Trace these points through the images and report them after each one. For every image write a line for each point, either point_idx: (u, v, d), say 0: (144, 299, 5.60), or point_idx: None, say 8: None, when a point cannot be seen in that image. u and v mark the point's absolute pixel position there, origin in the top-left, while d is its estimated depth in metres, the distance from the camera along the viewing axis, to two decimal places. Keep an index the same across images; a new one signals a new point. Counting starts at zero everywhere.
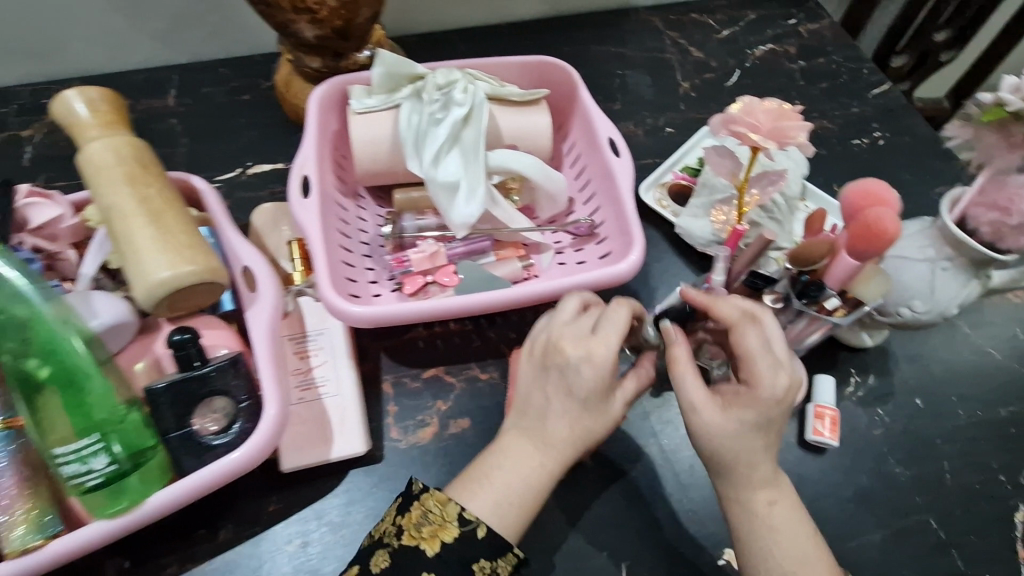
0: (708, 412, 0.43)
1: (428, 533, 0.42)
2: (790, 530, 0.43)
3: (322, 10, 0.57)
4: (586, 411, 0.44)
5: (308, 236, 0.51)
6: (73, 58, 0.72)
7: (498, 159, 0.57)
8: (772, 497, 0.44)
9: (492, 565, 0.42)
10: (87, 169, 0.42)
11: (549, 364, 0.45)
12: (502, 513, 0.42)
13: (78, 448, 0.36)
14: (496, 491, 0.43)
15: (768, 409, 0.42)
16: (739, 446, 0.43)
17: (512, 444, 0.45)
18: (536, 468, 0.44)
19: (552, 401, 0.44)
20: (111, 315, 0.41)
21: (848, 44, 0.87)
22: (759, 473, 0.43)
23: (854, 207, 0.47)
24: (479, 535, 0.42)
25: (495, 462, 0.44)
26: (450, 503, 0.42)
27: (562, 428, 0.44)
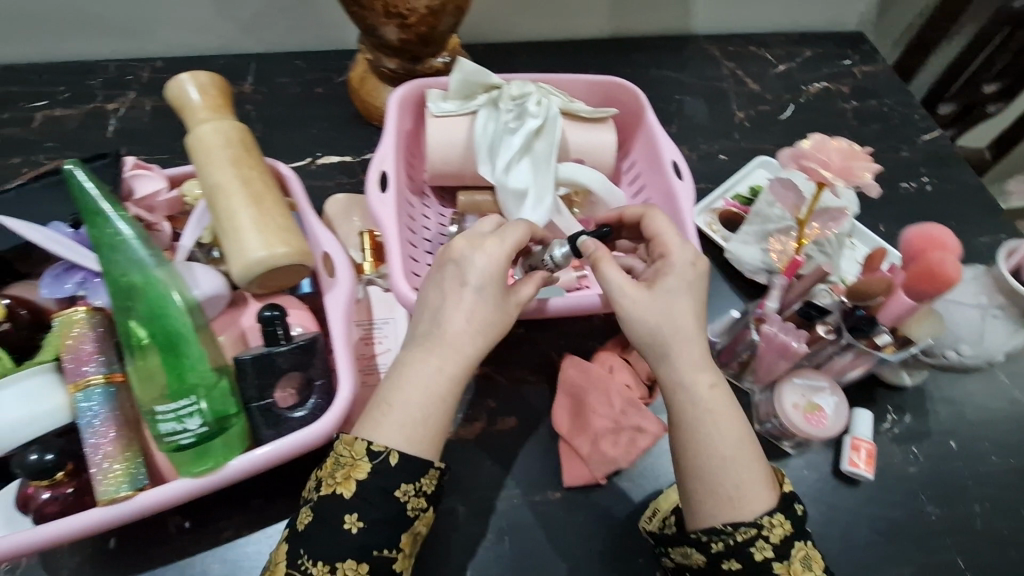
0: (633, 296, 0.44)
1: (341, 476, 0.39)
2: (722, 420, 0.43)
3: (411, 16, 0.60)
4: (482, 302, 0.44)
5: (383, 228, 0.53)
6: (161, 40, 0.76)
7: (566, 172, 0.59)
8: (712, 379, 0.44)
9: (416, 487, 0.40)
10: (195, 149, 0.45)
11: (445, 261, 0.45)
12: (410, 431, 0.40)
13: (176, 408, 0.38)
14: (398, 417, 0.40)
15: (686, 272, 0.46)
16: (672, 315, 0.44)
17: (414, 356, 0.43)
18: (434, 374, 0.42)
19: (448, 298, 0.44)
20: (210, 286, 0.43)
21: (901, 89, 0.89)
22: (693, 353, 0.44)
23: (917, 249, 0.49)
24: (393, 464, 0.39)
25: (394, 381, 0.42)
26: (356, 440, 0.40)
27: (461, 325, 0.43)
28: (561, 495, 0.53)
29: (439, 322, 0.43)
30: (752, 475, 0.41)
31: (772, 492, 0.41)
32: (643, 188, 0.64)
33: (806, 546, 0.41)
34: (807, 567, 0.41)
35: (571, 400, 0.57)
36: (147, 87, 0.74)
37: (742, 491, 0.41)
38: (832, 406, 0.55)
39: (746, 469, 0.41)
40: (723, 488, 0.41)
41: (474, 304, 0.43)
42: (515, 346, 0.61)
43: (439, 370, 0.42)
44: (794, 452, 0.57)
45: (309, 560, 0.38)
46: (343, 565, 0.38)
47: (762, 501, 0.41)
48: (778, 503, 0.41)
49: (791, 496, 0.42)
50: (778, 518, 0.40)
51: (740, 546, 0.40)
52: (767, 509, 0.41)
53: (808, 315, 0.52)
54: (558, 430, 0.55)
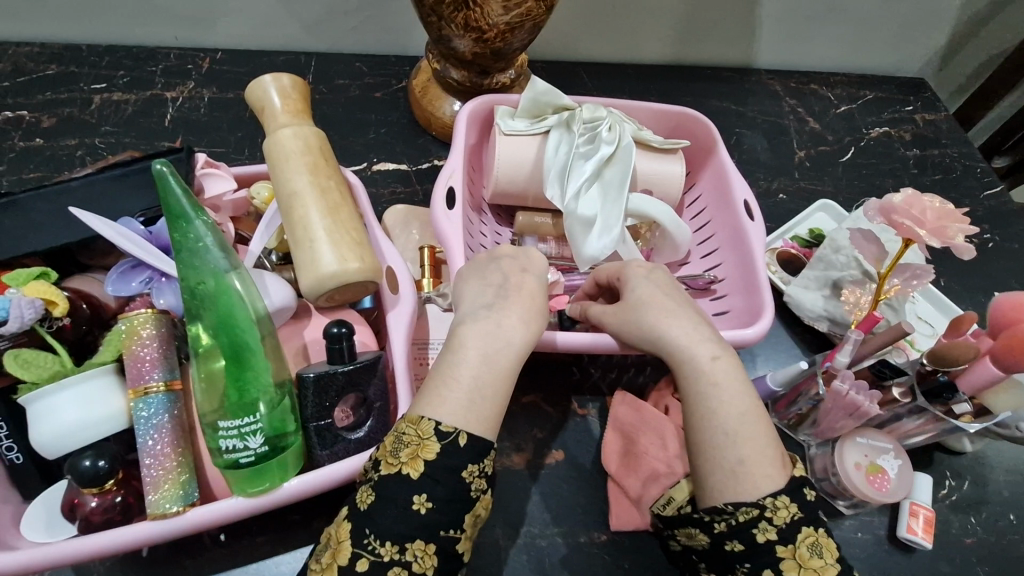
0: (610, 320, 0.47)
1: (407, 456, 0.36)
2: (731, 398, 0.40)
3: (490, 31, 0.58)
4: (532, 283, 0.44)
5: (449, 247, 0.51)
6: (224, 31, 0.75)
7: (635, 202, 0.57)
8: (715, 352, 0.42)
9: (480, 468, 0.36)
10: (274, 152, 0.43)
11: (497, 255, 0.46)
12: (477, 407, 0.37)
13: (240, 424, 0.37)
14: (455, 390, 0.38)
15: (636, 272, 0.47)
16: (646, 309, 0.44)
17: (468, 327, 0.41)
18: (497, 344, 0.40)
19: (511, 276, 0.44)
20: (279, 298, 0.42)
21: (963, 140, 0.87)
22: (683, 326, 0.43)
23: (1006, 317, 0.46)
24: (462, 445, 0.36)
25: (454, 354, 0.39)
26: (422, 418, 0.37)
27: (520, 299, 0.43)
28: (608, 537, 0.51)
29: (503, 298, 0.42)
30: (757, 451, 0.38)
31: (779, 468, 0.38)
32: (707, 224, 0.63)
33: (814, 532, 0.36)
34: (816, 554, 0.36)
35: (623, 437, 0.55)
36: (207, 77, 0.74)
37: (747, 467, 0.38)
38: (896, 470, 0.53)
39: (751, 442, 0.39)
40: (725, 461, 0.38)
41: (517, 282, 0.43)
42: (566, 375, 0.59)
43: (503, 343, 0.40)
44: (850, 513, 0.55)
45: (376, 541, 0.34)
46: (412, 546, 0.34)
47: (768, 480, 0.37)
48: (785, 485, 0.38)
49: (800, 480, 0.38)
50: (783, 500, 0.37)
51: (741, 527, 0.37)
52: (772, 490, 0.37)
53: (880, 373, 0.50)
54: (607, 468, 0.53)
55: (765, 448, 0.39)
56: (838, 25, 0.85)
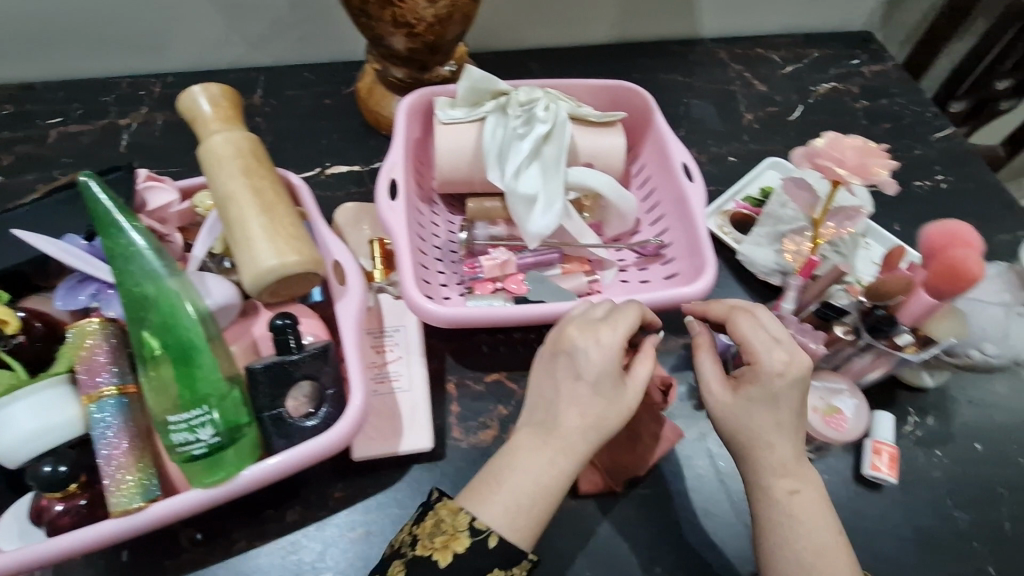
0: (718, 397, 0.48)
1: (440, 544, 0.42)
2: (807, 520, 0.45)
3: (419, 25, 0.60)
4: (597, 397, 0.45)
5: (393, 236, 0.53)
6: (172, 56, 0.77)
7: (575, 176, 0.59)
8: (794, 487, 0.45)
9: (508, 575, 0.42)
10: (208, 159, 0.45)
11: (558, 351, 0.47)
12: (513, 518, 0.42)
13: (189, 417, 0.38)
14: (507, 506, 0.43)
15: (771, 383, 0.46)
16: (751, 433, 0.46)
17: (530, 444, 0.45)
18: (546, 466, 0.44)
19: (561, 389, 0.46)
20: (222, 295, 0.43)
21: (912, 87, 0.88)
22: (782, 456, 0.46)
23: (935, 247, 0.47)
24: (491, 546, 0.42)
25: (513, 470, 0.44)
26: (459, 512, 0.43)
27: (573, 418, 0.44)
28: (576, 504, 0.52)
29: (555, 414, 0.45)
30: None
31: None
32: (653, 192, 0.64)
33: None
34: None
35: None
36: (159, 102, 0.76)
37: None
38: (852, 409, 0.55)
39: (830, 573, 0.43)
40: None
41: (587, 399, 0.44)
42: (528, 351, 0.60)
43: (557, 459, 0.44)
44: (814, 456, 0.56)
45: None
46: None
47: None
48: None
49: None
50: None
51: None
52: None
53: (825, 316, 0.51)
54: None
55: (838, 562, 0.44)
56: None
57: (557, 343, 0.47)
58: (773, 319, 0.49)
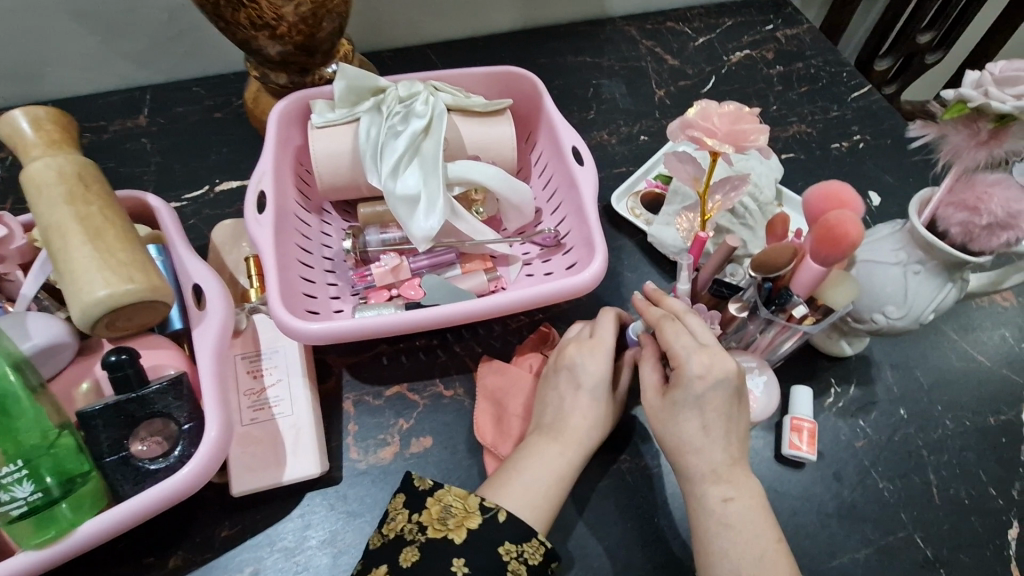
0: (651, 402, 0.46)
1: (454, 523, 0.42)
2: (747, 527, 0.42)
3: (281, 26, 0.56)
4: (596, 404, 0.48)
5: (261, 252, 0.50)
6: (47, 82, 0.73)
7: (457, 170, 0.56)
8: (727, 493, 0.43)
9: (519, 551, 0.42)
10: (28, 188, 0.41)
11: (559, 365, 0.50)
12: (531, 503, 0.44)
13: (0, 476, 0.35)
14: (524, 489, 0.44)
15: (692, 387, 0.44)
16: (681, 439, 0.44)
17: (536, 443, 0.47)
18: (558, 459, 0.46)
19: (565, 397, 0.49)
20: (46, 336, 0.40)
21: (827, 48, 0.86)
22: (713, 461, 0.43)
23: (817, 211, 0.44)
24: (502, 520, 0.43)
25: (521, 464, 0.46)
26: (471, 494, 0.44)
27: (579, 421, 0.47)
28: None
29: (561, 416, 0.48)
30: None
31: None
32: (551, 179, 0.61)
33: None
34: None
35: (490, 408, 0.53)
36: None
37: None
38: (762, 386, 0.51)
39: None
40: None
41: (590, 405, 0.48)
42: (431, 359, 0.57)
43: (563, 458, 0.46)
44: None
45: None
46: None
47: None
48: None
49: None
50: None
51: None
52: None
53: (721, 293, 0.49)
54: (482, 441, 0.52)
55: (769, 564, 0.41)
56: None
57: (555, 359, 0.51)
58: (704, 327, 0.46)
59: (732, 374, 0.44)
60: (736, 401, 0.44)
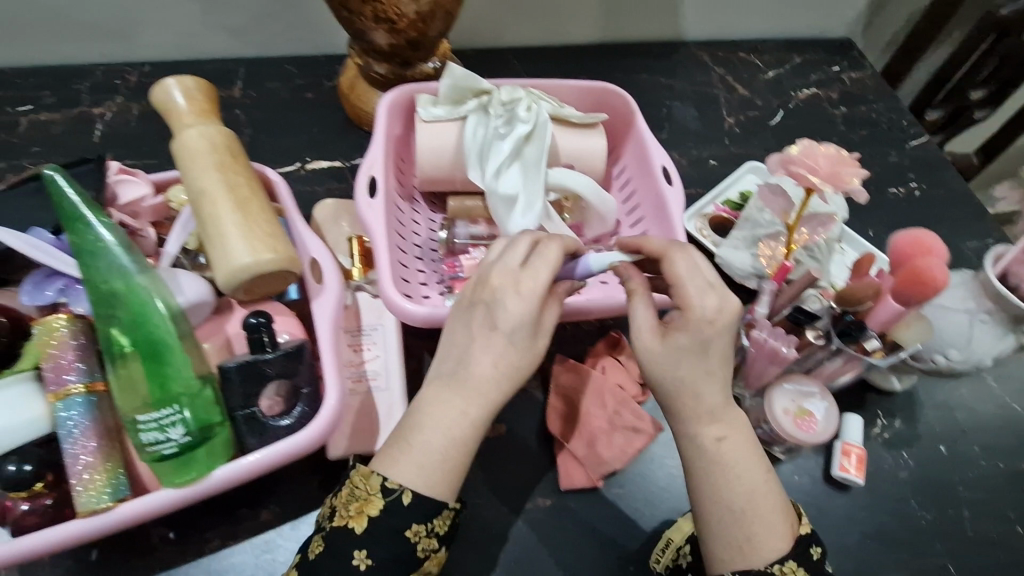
0: (647, 341, 0.43)
1: (354, 510, 0.41)
2: (744, 464, 0.43)
3: (401, 21, 0.59)
4: (513, 348, 0.43)
5: (372, 233, 0.53)
6: (147, 44, 0.75)
7: (556, 177, 0.59)
8: (720, 433, 0.44)
9: (427, 528, 0.42)
10: (181, 154, 0.44)
11: (476, 301, 0.44)
12: (429, 475, 0.41)
13: (159, 417, 0.38)
14: (417, 465, 0.41)
15: (699, 331, 0.43)
16: (682, 382, 0.43)
17: (436, 395, 0.43)
18: (456, 419, 0.42)
19: (477, 341, 0.43)
20: (194, 293, 0.43)
21: (889, 95, 0.89)
22: (710, 403, 0.43)
23: (904, 254, 0.48)
24: (405, 503, 0.41)
25: (418, 426, 0.43)
26: (371, 476, 0.42)
27: (487, 368, 0.42)
28: (553, 501, 0.53)
29: (465, 363, 0.43)
30: (765, 521, 0.42)
31: (787, 537, 0.42)
32: (633, 193, 0.64)
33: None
34: None
35: (565, 402, 0.56)
36: (134, 91, 0.73)
37: (753, 544, 0.42)
38: (822, 411, 0.55)
39: (762, 521, 0.42)
40: (734, 540, 0.42)
41: (503, 350, 0.43)
42: None
43: (462, 416, 0.42)
44: (785, 458, 0.57)
45: None
46: None
47: (773, 549, 0.42)
48: (791, 550, 0.42)
49: (806, 542, 0.43)
50: (790, 566, 0.41)
51: None
52: (776, 557, 0.41)
53: (797, 320, 0.52)
54: (551, 432, 0.55)
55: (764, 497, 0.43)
56: None
57: (472, 292, 0.45)
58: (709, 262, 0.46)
59: (736, 320, 0.44)
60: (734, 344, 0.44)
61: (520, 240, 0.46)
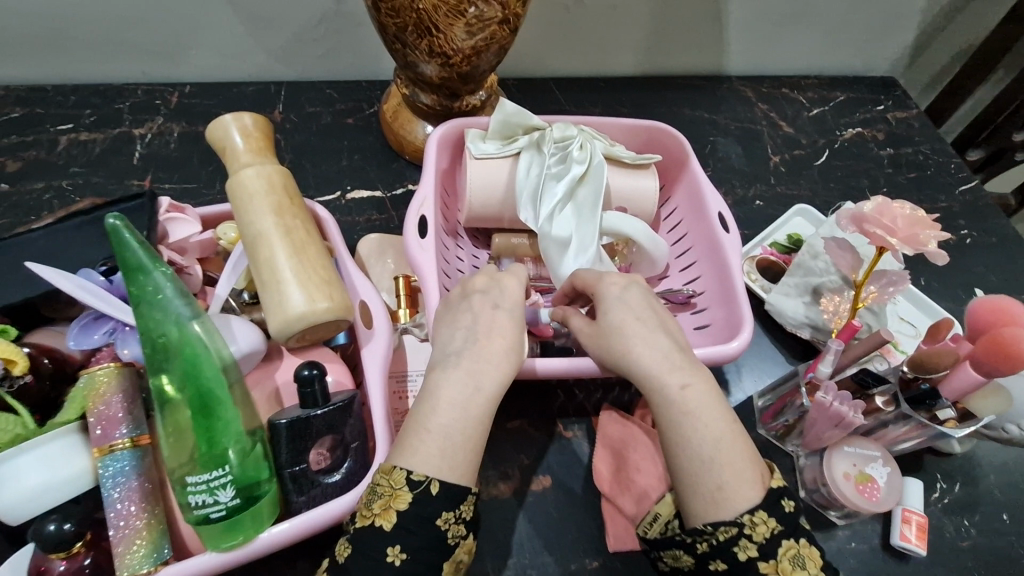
0: (586, 337, 0.46)
1: (380, 507, 0.36)
2: (703, 411, 0.41)
3: (455, 56, 0.58)
4: (513, 324, 0.43)
5: (422, 276, 0.51)
6: (190, 65, 0.74)
7: (610, 222, 0.57)
8: (685, 381, 0.41)
9: (456, 515, 0.37)
10: (237, 195, 0.43)
11: (469, 291, 0.45)
12: (449, 457, 0.38)
13: (209, 479, 0.36)
14: (437, 446, 0.38)
15: (610, 291, 0.46)
16: (619, 333, 0.44)
17: (442, 375, 0.40)
18: (470, 393, 0.39)
19: (480, 317, 0.43)
20: (247, 342, 0.41)
21: (936, 136, 0.87)
22: (664, 351, 0.43)
23: (987, 323, 0.46)
24: (433, 493, 0.37)
25: (430, 405, 0.39)
26: (393, 469, 0.37)
27: (495, 339, 0.42)
28: (601, 563, 0.50)
29: (472, 341, 0.42)
30: (735, 473, 0.39)
31: (759, 485, 0.39)
32: (684, 236, 0.63)
33: (795, 544, 0.38)
34: (798, 566, 0.38)
35: (613, 455, 0.54)
36: (175, 112, 0.72)
37: (725, 492, 0.38)
38: (885, 477, 0.53)
39: (728, 471, 0.39)
40: (704, 489, 0.39)
41: (507, 324, 0.43)
42: (551, 399, 0.58)
43: (475, 391, 0.39)
44: (842, 523, 0.54)
45: None
46: None
47: (745, 498, 0.38)
48: (763, 500, 0.39)
49: (779, 493, 0.39)
50: (761, 516, 0.38)
51: (722, 546, 0.38)
52: (749, 506, 0.38)
53: (864, 382, 0.50)
54: (599, 487, 0.53)
55: (731, 446, 0.40)
56: (806, 29, 0.85)
57: (458, 288, 0.46)
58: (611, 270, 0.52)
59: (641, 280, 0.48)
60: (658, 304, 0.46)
61: None
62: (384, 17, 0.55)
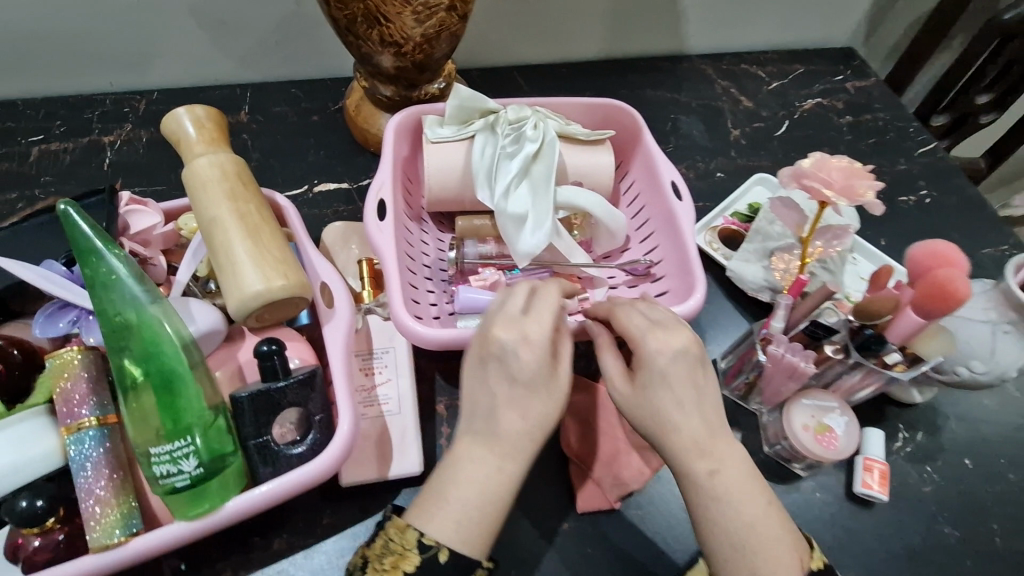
0: (614, 379, 0.45)
1: (389, 564, 0.40)
2: (735, 489, 0.41)
3: (407, 44, 0.60)
4: (536, 400, 0.41)
5: (382, 256, 0.52)
6: (156, 73, 0.75)
7: (565, 195, 0.59)
8: (714, 467, 0.41)
9: None
10: (191, 183, 0.45)
11: (487, 356, 0.42)
12: (464, 530, 0.40)
13: (171, 449, 0.38)
14: (456, 522, 0.40)
15: (656, 362, 0.43)
16: (654, 407, 0.42)
17: (466, 456, 0.41)
18: (491, 478, 0.40)
19: (498, 400, 0.42)
20: (205, 322, 0.43)
21: (895, 103, 0.89)
22: (696, 433, 0.42)
23: (923, 267, 0.48)
24: (442, 560, 0.39)
25: (449, 486, 0.40)
26: (407, 529, 0.40)
27: (515, 426, 0.41)
28: (569, 525, 0.52)
29: (494, 428, 0.41)
30: (764, 542, 0.40)
31: (794, 565, 0.40)
32: (642, 208, 0.64)
33: None
34: None
35: (579, 421, 0.55)
36: (143, 119, 0.74)
37: (755, 564, 0.39)
38: (843, 426, 0.54)
39: (757, 540, 0.40)
40: (729, 555, 0.40)
41: (526, 403, 0.41)
42: None
43: (493, 476, 0.40)
44: (806, 474, 0.55)
45: None
46: None
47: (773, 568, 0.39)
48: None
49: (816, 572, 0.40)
50: None
51: None
52: None
53: (814, 334, 0.51)
54: (566, 451, 0.54)
55: (763, 518, 0.41)
56: (761, 6, 0.87)
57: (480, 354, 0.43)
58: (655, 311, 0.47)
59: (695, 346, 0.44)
60: (700, 369, 0.44)
61: (525, 288, 0.46)
62: (334, 11, 0.57)
